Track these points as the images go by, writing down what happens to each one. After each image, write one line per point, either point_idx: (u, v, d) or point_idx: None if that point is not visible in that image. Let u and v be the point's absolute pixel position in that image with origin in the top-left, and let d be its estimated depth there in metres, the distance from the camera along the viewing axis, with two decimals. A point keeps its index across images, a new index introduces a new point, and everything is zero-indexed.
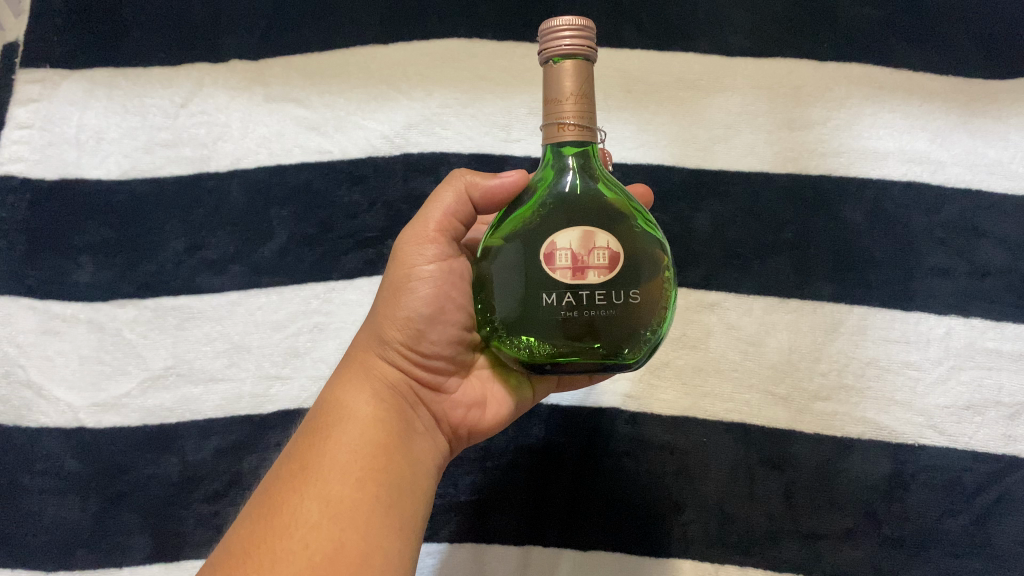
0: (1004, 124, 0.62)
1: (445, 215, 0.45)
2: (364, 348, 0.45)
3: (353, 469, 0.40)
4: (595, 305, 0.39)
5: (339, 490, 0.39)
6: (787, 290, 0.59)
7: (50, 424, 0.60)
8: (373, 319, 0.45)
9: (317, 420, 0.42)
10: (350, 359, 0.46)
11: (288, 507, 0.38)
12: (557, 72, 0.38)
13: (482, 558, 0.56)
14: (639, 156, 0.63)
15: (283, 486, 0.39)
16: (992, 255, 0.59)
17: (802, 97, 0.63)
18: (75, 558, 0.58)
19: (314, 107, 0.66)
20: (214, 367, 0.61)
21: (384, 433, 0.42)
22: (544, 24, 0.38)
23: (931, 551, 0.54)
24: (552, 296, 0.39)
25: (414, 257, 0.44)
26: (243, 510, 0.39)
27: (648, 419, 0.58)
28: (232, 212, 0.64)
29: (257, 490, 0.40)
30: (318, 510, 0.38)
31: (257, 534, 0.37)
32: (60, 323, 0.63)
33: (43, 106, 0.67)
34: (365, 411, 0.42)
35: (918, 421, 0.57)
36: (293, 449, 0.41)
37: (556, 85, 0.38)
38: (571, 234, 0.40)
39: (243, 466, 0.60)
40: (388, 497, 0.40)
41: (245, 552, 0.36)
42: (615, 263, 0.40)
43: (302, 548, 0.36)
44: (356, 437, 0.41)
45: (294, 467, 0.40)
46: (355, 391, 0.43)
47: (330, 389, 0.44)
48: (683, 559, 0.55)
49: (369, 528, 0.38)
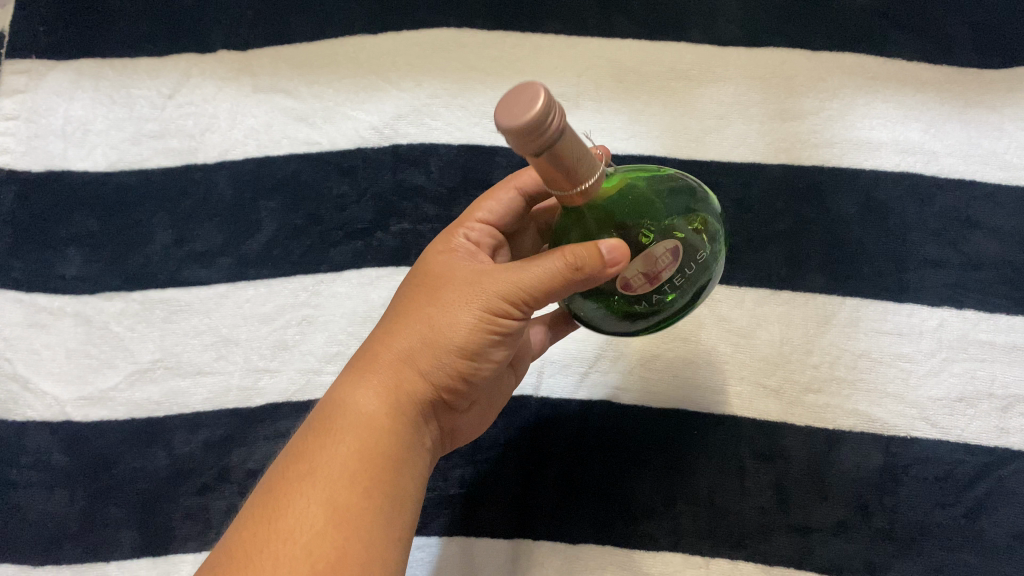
0: (999, 115, 0.61)
1: (548, 281, 0.40)
2: (415, 363, 0.43)
3: (361, 478, 0.39)
4: (678, 283, 0.40)
5: (346, 497, 0.38)
6: (779, 282, 0.59)
7: (36, 418, 0.60)
8: (435, 339, 0.42)
9: (326, 422, 0.41)
10: (393, 365, 0.43)
11: (293, 510, 0.37)
12: (568, 148, 0.31)
13: (471, 552, 0.55)
14: (631, 147, 0.62)
15: (287, 489, 0.38)
16: (985, 246, 0.59)
17: (794, 86, 0.62)
18: (60, 553, 0.57)
19: (303, 98, 0.65)
20: (203, 360, 0.61)
21: (399, 448, 0.41)
22: (527, 116, 0.28)
23: (925, 545, 0.54)
24: (643, 303, 0.41)
25: (503, 298, 0.42)
26: (242, 510, 0.38)
27: (639, 412, 0.57)
28: (221, 204, 0.64)
29: (258, 488, 0.39)
30: (324, 516, 0.37)
31: (260, 535, 0.36)
32: (47, 316, 0.62)
33: (30, 98, 0.66)
34: (393, 427, 0.41)
35: (910, 413, 0.56)
36: (299, 452, 0.40)
37: (568, 159, 0.32)
38: (632, 262, 0.39)
39: (231, 459, 0.59)
40: (389, 507, 0.39)
41: (246, 553, 0.36)
42: (677, 249, 0.39)
43: (305, 555, 0.35)
44: (370, 449, 0.40)
45: (298, 469, 0.39)
46: (394, 406, 0.42)
47: (361, 391, 0.42)
48: (675, 553, 0.54)
49: (372, 537, 0.38)
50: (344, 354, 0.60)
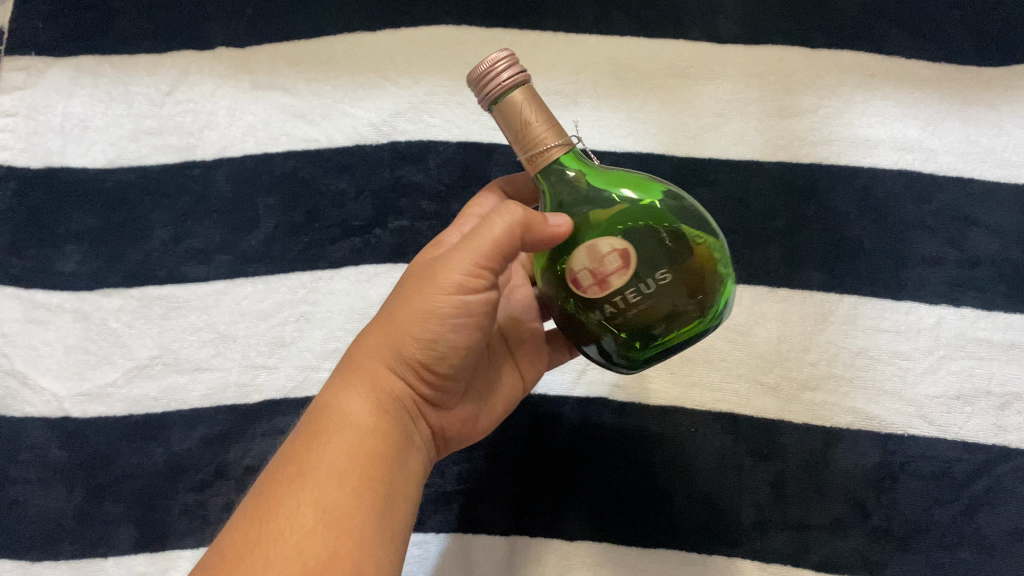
0: (998, 113, 0.61)
1: (500, 237, 0.41)
2: (377, 357, 0.43)
3: (350, 477, 0.39)
4: (636, 298, 0.39)
5: (336, 496, 0.38)
6: (776, 279, 0.59)
7: (34, 414, 0.60)
8: (392, 330, 0.42)
9: (311, 424, 0.41)
10: (359, 363, 0.43)
11: (284, 511, 0.37)
12: (520, 100, 0.36)
13: (468, 549, 0.55)
14: (628, 144, 0.62)
15: (279, 490, 0.38)
16: (983, 243, 0.59)
17: (793, 84, 0.62)
18: (58, 549, 0.57)
19: (301, 95, 0.65)
20: (201, 356, 0.61)
21: (388, 445, 0.42)
22: (477, 65, 0.37)
23: (921, 542, 0.54)
24: (596, 311, 0.40)
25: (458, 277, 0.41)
26: (236, 512, 0.38)
27: (636, 409, 0.57)
28: (219, 201, 0.64)
29: (251, 490, 0.39)
30: (314, 515, 0.37)
31: (251, 538, 0.36)
32: (46, 312, 0.62)
33: (29, 94, 0.66)
34: (368, 422, 0.41)
35: (908, 411, 0.56)
36: (288, 453, 0.40)
37: (523, 113, 0.37)
38: (578, 257, 0.39)
39: (229, 455, 0.59)
40: (381, 504, 0.39)
41: (239, 554, 0.36)
42: (630, 257, 0.38)
43: (296, 555, 0.36)
44: (355, 446, 0.40)
45: (288, 471, 0.39)
46: (361, 399, 0.42)
47: (334, 392, 0.43)
48: (672, 550, 0.54)
49: (364, 534, 0.38)
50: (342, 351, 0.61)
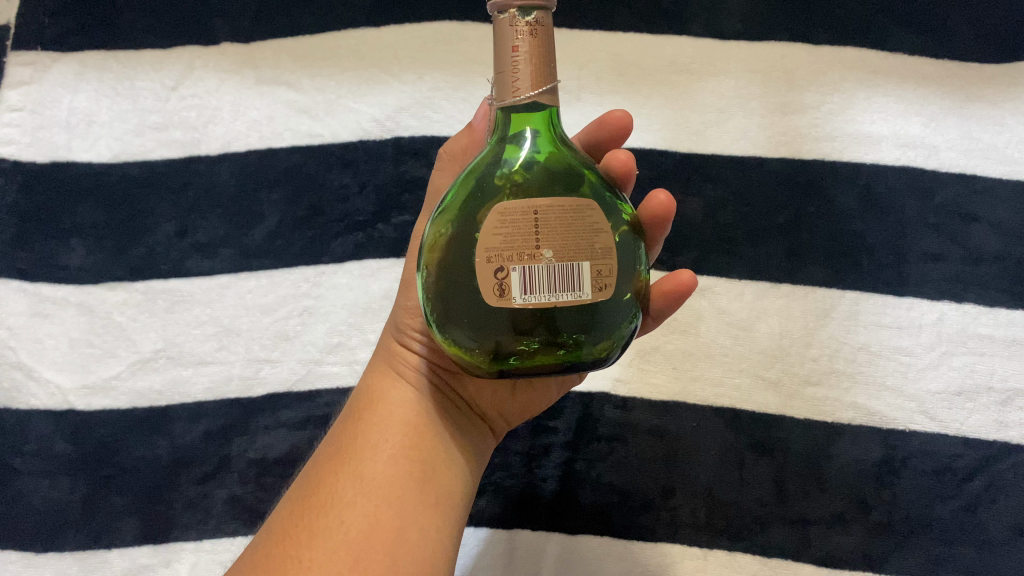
0: (1001, 109, 0.61)
1: (446, 187, 0.49)
2: (391, 340, 0.48)
3: (385, 448, 0.41)
4: None
5: (373, 467, 0.40)
6: (777, 275, 0.59)
7: (39, 406, 0.60)
8: (397, 313, 0.49)
9: (351, 411, 0.45)
10: (380, 353, 0.49)
11: (326, 487, 0.40)
12: (500, 41, 0.35)
13: (470, 543, 0.55)
14: (631, 140, 0.62)
15: (321, 471, 0.41)
16: (985, 240, 0.59)
17: (796, 80, 0.63)
18: (62, 541, 0.58)
19: (305, 90, 0.66)
20: (204, 350, 0.61)
21: (421, 415, 0.44)
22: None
23: (922, 537, 0.54)
24: None
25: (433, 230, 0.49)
26: (284, 498, 0.41)
27: (638, 403, 0.57)
28: (223, 195, 0.64)
29: (299, 477, 0.43)
30: (353, 487, 0.39)
31: (298, 514, 0.39)
32: (51, 305, 0.62)
33: (35, 89, 0.66)
34: (396, 394, 0.45)
35: (909, 407, 0.56)
36: (330, 437, 0.43)
37: (496, 53, 0.36)
38: None
39: (232, 449, 0.59)
40: (419, 471, 0.41)
41: (288, 528, 0.39)
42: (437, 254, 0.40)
43: (340, 523, 0.38)
44: (387, 418, 0.43)
45: (331, 451, 0.42)
46: (385, 378, 0.46)
47: (366, 381, 0.47)
48: (672, 544, 0.54)
49: (404, 502, 0.40)
50: (345, 345, 0.61)
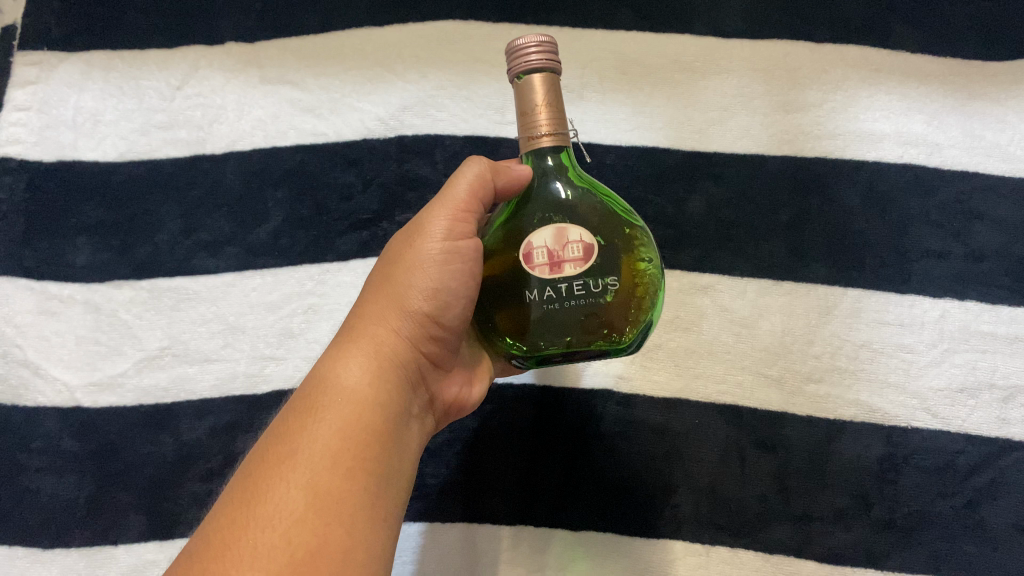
0: (1003, 107, 0.61)
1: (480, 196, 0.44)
2: (381, 319, 0.43)
3: (344, 458, 0.38)
4: (575, 294, 0.42)
5: (328, 479, 0.37)
6: (780, 273, 0.59)
7: (46, 404, 0.61)
8: (394, 289, 0.43)
9: (307, 401, 0.40)
10: (360, 331, 0.43)
11: (273, 496, 0.36)
12: (534, 82, 0.39)
13: (473, 538, 0.56)
14: (634, 138, 0.62)
15: (267, 473, 0.37)
16: (988, 238, 0.59)
17: (798, 78, 0.63)
18: (68, 537, 0.58)
19: (310, 89, 0.66)
20: (209, 348, 0.62)
21: (382, 420, 0.40)
22: (514, 39, 0.39)
23: (925, 534, 0.54)
24: (535, 292, 0.42)
25: (446, 227, 0.43)
26: (220, 498, 0.37)
27: (640, 401, 0.58)
28: (228, 194, 0.65)
29: (237, 472, 0.38)
30: (304, 500, 0.36)
31: (237, 525, 0.35)
32: (58, 303, 0.63)
33: (41, 89, 0.67)
34: (369, 393, 0.40)
35: (911, 404, 0.56)
36: (280, 431, 0.39)
37: (533, 95, 0.39)
38: (546, 233, 0.42)
39: (238, 445, 0.60)
40: (376, 487, 0.38)
41: (225, 538, 0.34)
42: (590, 255, 0.42)
43: (282, 542, 0.34)
44: (353, 422, 0.39)
45: (277, 453, 0.38)
46: (362, 368, 0.41)
47: (331, 364, 0.41)
48: (675, 541, 0.55)
49: (355, 524, 0.36)
50: None
